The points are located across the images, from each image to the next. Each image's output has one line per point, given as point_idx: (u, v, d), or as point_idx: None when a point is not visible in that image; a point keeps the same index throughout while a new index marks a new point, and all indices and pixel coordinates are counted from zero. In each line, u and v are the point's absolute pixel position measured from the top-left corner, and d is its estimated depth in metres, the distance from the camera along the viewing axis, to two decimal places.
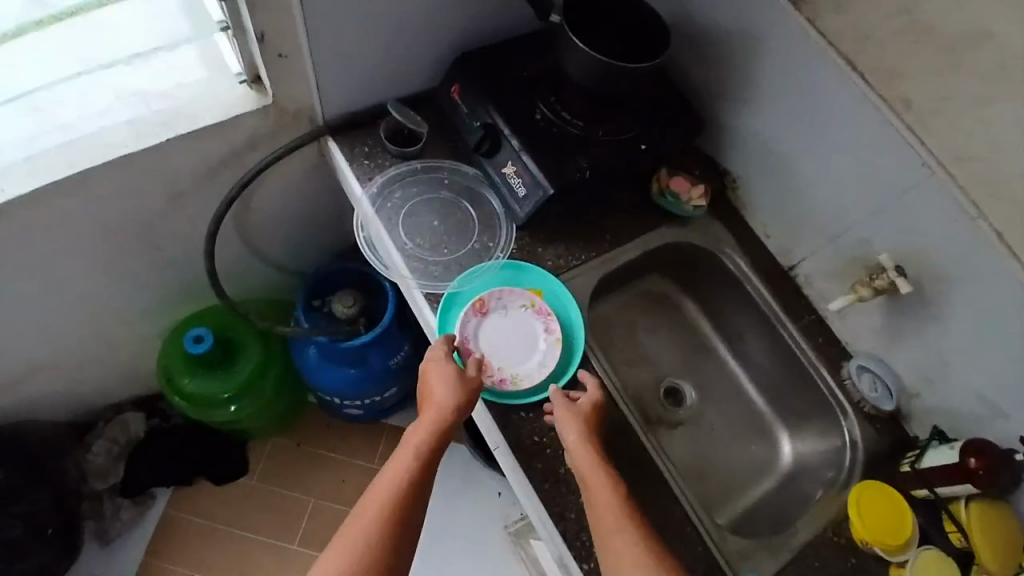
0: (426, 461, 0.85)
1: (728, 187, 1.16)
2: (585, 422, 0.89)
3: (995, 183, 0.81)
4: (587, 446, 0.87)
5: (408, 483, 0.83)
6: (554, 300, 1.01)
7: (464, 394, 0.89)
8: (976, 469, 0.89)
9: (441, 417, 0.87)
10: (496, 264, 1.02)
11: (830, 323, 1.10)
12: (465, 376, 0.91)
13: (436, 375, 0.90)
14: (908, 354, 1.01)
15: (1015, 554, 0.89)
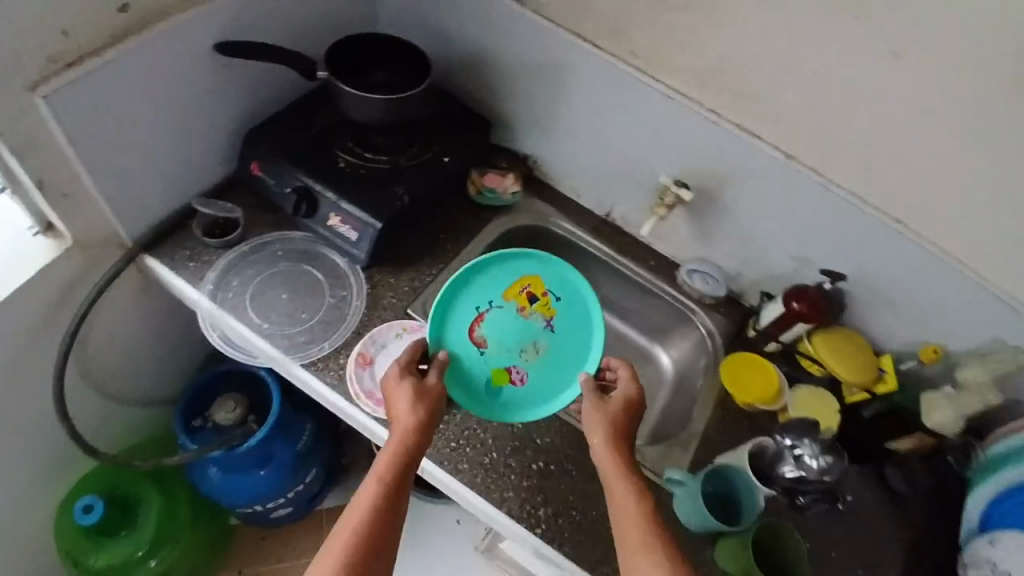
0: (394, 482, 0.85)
1: (533, 168, 1.30)
2: (613, 430, 0.90)
3: (718, 88, 1.01)
4: (614, 454, 0.88)
5: (375, 507, 0.82)
6: (543, 275, 1.04)
7: (424, 406, 0.90)
8: (802, 311, 1.10)
9: (402, 432, 0.88)
10: (463, 277, 1.03)
11: (655, 246, 1.28)
12: (427, 386, 0.93)
13: (398, 391, 0.92)
14: (720, 246, 1.21)
15: (865, 366, 1.09)
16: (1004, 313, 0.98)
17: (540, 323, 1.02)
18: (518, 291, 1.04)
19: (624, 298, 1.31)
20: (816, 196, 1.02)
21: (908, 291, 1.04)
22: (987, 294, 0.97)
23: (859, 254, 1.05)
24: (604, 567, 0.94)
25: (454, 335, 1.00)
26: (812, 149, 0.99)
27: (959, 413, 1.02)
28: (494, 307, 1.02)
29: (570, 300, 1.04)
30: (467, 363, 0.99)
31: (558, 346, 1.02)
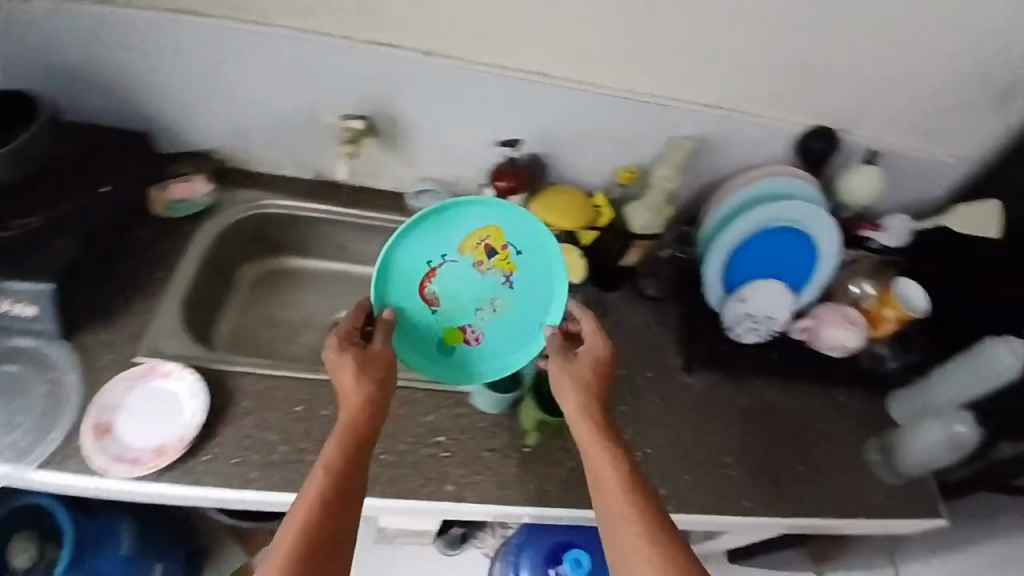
0: (353, 457, 0.85)
1: (220, 162, 1.27)
2: (589, 393, 0.95)
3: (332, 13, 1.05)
4: (590, 419, 0.93)
5: (337, 479, 0.82)
6: (502, 224, 1.06)
7: (374, 385, 0.92)
8: (511, 186, 1.15)
9: (357, 411, 0.89)
10: (405, 231, 1.03)
11: (376, 185, 1.29)
12: (371, 359, 0.95)
13: (347, 369, 0.93)
14: (428, 160, 1.24)
15: (581, 210, 1.18)
16: (645, 110, 1.13)
17: (498, 277, 1.07)
18: (478, 243, 1.06)
19: (372, 247, 1.33)
20: (463, 78, 1.10)
21: (578, 128, 1.17)
22: (623, 99, 1.12)
23: (525, 113, 1.14)
24: (427, 488, 0.99)
25: (405, 296, 1.05)
26: (437, 35, 1.06)
27: (653, 211, 1.14)
28: (449, 261, 1.06)
29: (529, 254, 1.07)
30: (422, 322, 1.06)
31: (514, 301, 1.08)
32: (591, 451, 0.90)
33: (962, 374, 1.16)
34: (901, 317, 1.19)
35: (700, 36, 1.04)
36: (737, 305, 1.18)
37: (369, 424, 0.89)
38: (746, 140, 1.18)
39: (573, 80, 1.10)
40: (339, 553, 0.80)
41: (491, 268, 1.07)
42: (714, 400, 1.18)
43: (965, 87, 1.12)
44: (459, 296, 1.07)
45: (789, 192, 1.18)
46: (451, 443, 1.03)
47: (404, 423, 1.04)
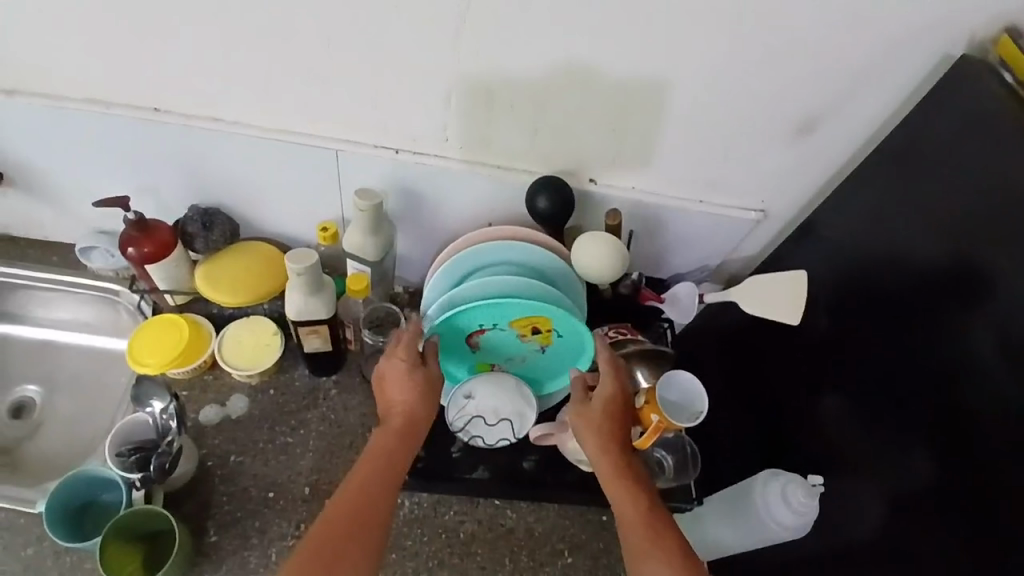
0: (385, 478, 0.76)
1: None
2: (609, 423, 0.85)
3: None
4: (609, 453, 0.83)
5: (359, 505, 0.73)
6: (553, 317, 0.89)
7: (423, 397, 0.83)
8: (147, 252, 0.91)
9: (402, 422, 0.82)
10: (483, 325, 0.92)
11: (51, 239, 1.09)
12: (423, 377, 0.84)
13: (399, 381, 0.83)
14: (92, 212, 1.03)
15: (260, 279, 0.96)
16: (314, 158, 0.89)
17: (535, 347, 0.96)
18: (525, 320, 0.92)
19: (62, 312, 1.10)
20: (70, 123, 0.88)
21: (244, 177, 0.93)
22: (278, 147, 0.88)
23: (168, 162, 0.92)
24: None
25: (450, 337, 0.93)
26: (23, 70, 0.83)
27: (308, 292, 0.83)
28: (496, 329, 0.92)
29: (573, 337, 0.94)
30: (455, 354, 0.97)
31: (542, 360, 0.99)
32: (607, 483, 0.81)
33: (759, 536, 0.86)
34: (660, 423, 0.90)
35: (341, 69, 0.79)
36: (462, 401, 0.95)
37: (404, 446, 0.80)
38: (459, 192, 0.92)
39: (204, 122, 0.86)
40: (354, 568, 0.69)
41: (531, 338, 0.95)
42: (424, 527, 0.95)
43: (726, 128, 0.84)
44: (497, 346, 0.96)
45: (526, 263, 0.91)
46: None
47: None
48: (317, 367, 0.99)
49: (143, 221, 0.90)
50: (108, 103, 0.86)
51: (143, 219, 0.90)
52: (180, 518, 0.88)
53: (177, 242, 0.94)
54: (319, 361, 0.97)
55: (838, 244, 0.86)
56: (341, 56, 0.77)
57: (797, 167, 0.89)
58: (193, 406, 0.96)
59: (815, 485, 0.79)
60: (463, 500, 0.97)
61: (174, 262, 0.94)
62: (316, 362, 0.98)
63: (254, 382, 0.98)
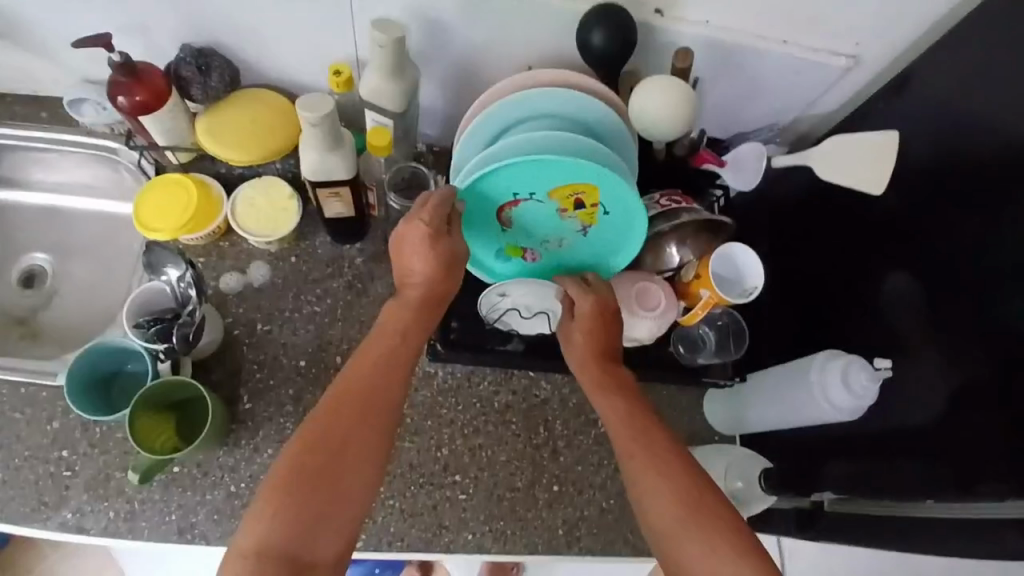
0: (395, 364, 0.70)
1: None
2: (590, 335, 0.79)
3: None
4: (591, 367, 0.78)
5: (367, 390, 0.67)
6: (601, 185, 0.79)
7: (444, 273, 0.75)
8: (140, 100, 0.80)
9: (418, 302, 0.75)
10: (518, 196, 0.82)
11: (35, 92, 0.97)
12: (448, 249, 0.75)
13: (418, 250, 0.74)
14: (71, 58, 0.90)
15: (271, 134, 0.85)
16: None
17: (575, 226, 0.87)
18: (570, 192, 0.82)
19: (61, 175, 1.01)
20: None
21: (235, 9, 0.78)
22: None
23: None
24: (40, 515, 0.81)
25: (481, 208, 0.84)
26: None
27: (326, 147, 0.73)
28: (533, 200, 0.83)
29: (618, 217, 0.84)
30: (485, 234, 0.89)
31: (581, 245, 0.90)
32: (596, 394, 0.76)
33: (805, 410, 0.84)
34: (711, 299, 0.86)
35: None
36: (497, 299, 0.89)
37: (416, 328, 0.74)
38: (491, 26, 0.77)
39: None
40: (360, 453, 0.65)
41: (572, 216, 0.86)
42: (457, 397, 0.93)
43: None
44: (533, 224, 0.88)
45: (582, 120, 0.79)
46: (77, 458, 0.83)
47: (27, 428, 0.84)
48: (340, 235, 0.91)
49: (129, 63, 0.78)
50: None
51: (130, 59, 0.78)
52: (210, 386, 0.86)
53: (172, 89, 0.82)
54: (341, 228, 0.90)
55: (942, 93, 0.71)
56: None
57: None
58: (211, 274, 0.90)
59: (882, 372, 0.75)
60: (497, 371, 0.94)
61: (173, 113, 0.83)
62: (338, 230, 0.90)
63: (273, 249, 0.92)
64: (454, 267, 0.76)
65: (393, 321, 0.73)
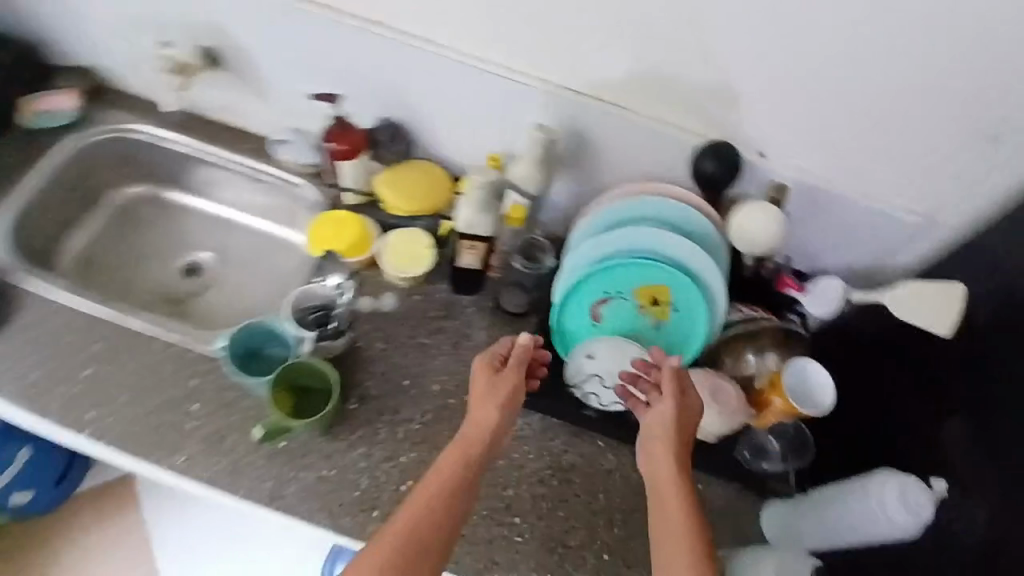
0: (454, 501, 0.78)
1: (104, 81, 1.22)
2: (679, 441, 0.84)
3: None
4: (667, 468, 0.82)
5: (427, 519, 0.75)
6: (671, 284, 0.96)
7: (503, 422, 0.85)
8: (343, 150, 1.05)
9: (478, 444, 0.83)
10: (602, 293, 0.98)
11: (248, 128, 1.21)
12: (509, 404, 0.86)
13: (486, 396, 0.86)
14: (288, 107, 1.14)
15: (428, 193, 1.06)
16: (503, 90, 0.97)
17: (650, 325, 1.00)
18: (647, 290, 0.97)
19: (243, 194, 1.25)
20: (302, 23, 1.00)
21: (435, 98, 1.02)
22: (467, 70, 0.96)
23: (371, 73, 1.03)
24: (161, 454, 0.92)
25: (574, 305, 1.00)
26: None
27: (480, 205, 0.99)
28: (618, 298, 0.98)
29: (687, 316, 0.98)
30: (575, 332, 1.02)
31: (655, 347, 1.01)
32: (661, 498, 0.80)
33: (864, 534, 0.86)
34: (783, 406, 0.96)
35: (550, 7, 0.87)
36: (582, 361, 0.99)
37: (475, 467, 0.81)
38: (626, 144, 0.97)
39: (415, 41, 0.97)
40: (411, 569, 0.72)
41: (648, 314, 0.99)
42: (531, 446, 1.02)
43: (905, 116, 0.84)
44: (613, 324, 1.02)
45: (675, 224, 0.96)
46: (202, 413, 0.96)
47: (168, 378, 0.98)
48: (459, 287, 1.08)
49: (345, 125, 1.06)
50: (339, 12, 0.98)
51: (350, 122, 1.06)
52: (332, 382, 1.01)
53: (365, 146, 1.07)
54: (464, 281, 1.07)
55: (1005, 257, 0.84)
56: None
57: (980, 176, 0.86)
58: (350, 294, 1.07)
59: (939, 495, 0.79)
60: (570, 432, 1.03)
61: (362, 164, 1.07)
62: (459, 282, 1.08)
63: (404, 286, 1.09)
64: (513, 413, 0.87)
65: (456, 456, 0.81)
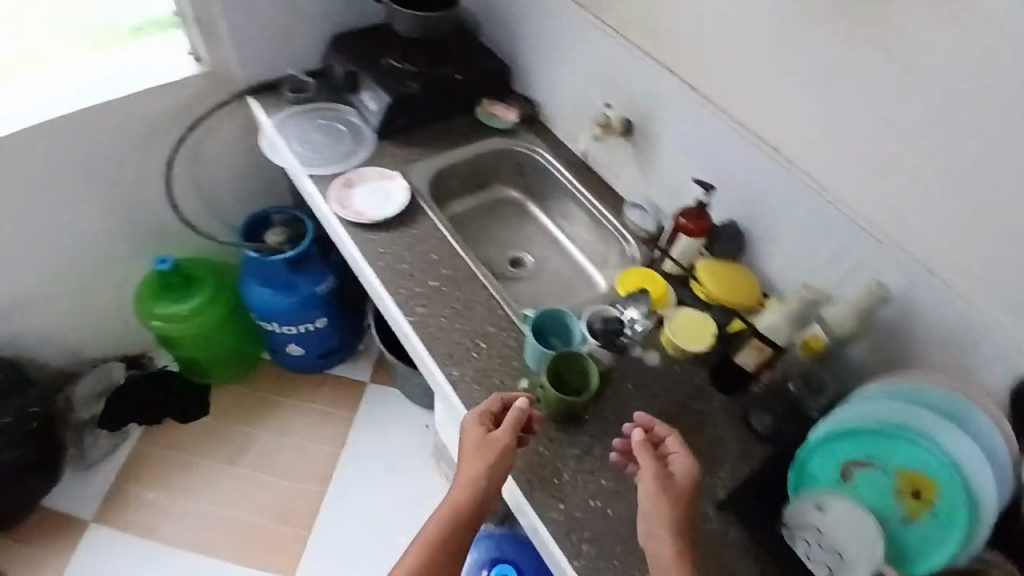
0: (467, 524, 0.98)
1: (536, 111, 1.61)
2: (674, 512, 0.93)
3: (649, 29, 1.25)
4: (666, 533, 0.92)
5: (449, 536, 0.96)
6: (942, 483, 0.93)
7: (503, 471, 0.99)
8: (688, 227, 1.24)
9: (493, 482, 0.98)
10: (865, 456, 0.99)
11: (614, 186, 1.50)
12: (493, 463, 0.99)
13: (475, 455, 0.99)
14: (658, 184, 1.39)
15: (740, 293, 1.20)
16: (862, 248, 1.06)
17: (901, 514, 0.96)
18: (913, 477, 0.96)
19: (582, 230, 1.56)
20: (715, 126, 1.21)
21: (790, 228, 1.17)
22: (837, 220, 1.08)
23: (746, 186, 1.20)
24: (448, 363, 1.18)
25: (829, 452, 1.02)
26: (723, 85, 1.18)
27: (789, 317, 1.12)
28: (879, 469, 0.98)
29: (947, 525, 0.93)
30: (820, 479, 1.03)
31: (895, 539, 0.97)
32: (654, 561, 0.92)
33: None
34: None
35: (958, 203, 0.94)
36: (810, 509, 0.99)
37: (489, 496, 0.99)
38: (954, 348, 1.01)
39: (804, 177, 1.11)
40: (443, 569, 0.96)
41: (902, 502, 0.97)
42: (716, 550, 1.03)
43: None
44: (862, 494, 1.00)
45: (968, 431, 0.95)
46: (486, 352, 1.20)
47: (476, 318, 1.24)
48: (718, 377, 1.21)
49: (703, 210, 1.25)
50: (754, 132, 1.16)
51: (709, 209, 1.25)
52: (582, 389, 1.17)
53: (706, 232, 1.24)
54: (731, 376, 1.20)
55: None
56: (964, 196, 0.92)
57: None
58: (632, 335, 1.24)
59: None
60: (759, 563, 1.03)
61: (697, 244, 1.25)
62: (723, 373, 1.20)
63: (673, 353, 1.23)
64: None
65: (463, 490, 0.98)
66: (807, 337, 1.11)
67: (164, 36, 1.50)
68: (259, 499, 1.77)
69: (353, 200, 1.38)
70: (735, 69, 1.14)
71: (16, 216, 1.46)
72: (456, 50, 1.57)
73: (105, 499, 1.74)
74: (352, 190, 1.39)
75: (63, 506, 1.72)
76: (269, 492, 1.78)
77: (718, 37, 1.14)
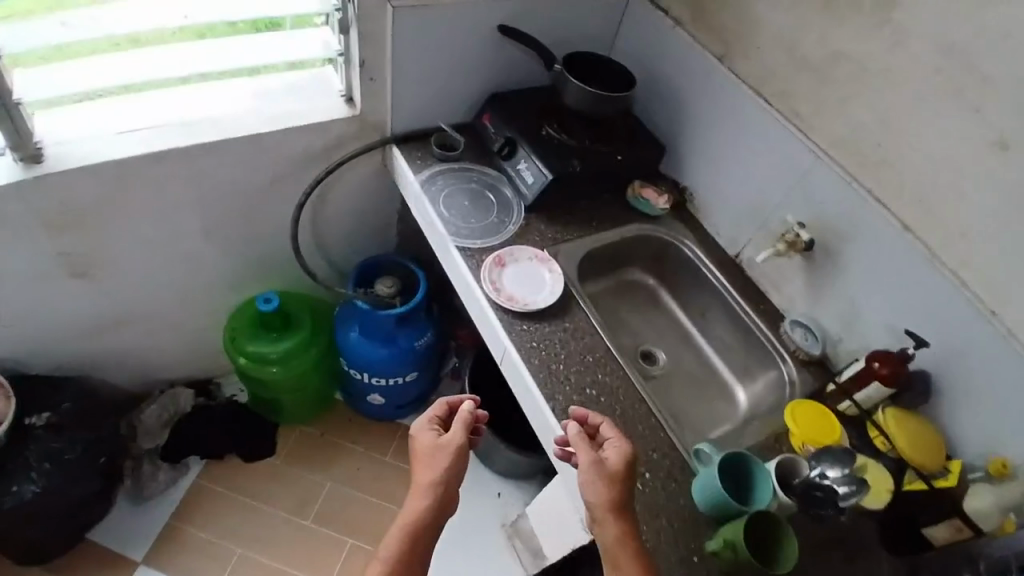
0: (428, 520, 0.99)
1: (686, 199, 1.53)
2: (610, 486, 0.95)
3: (853, 150, 1.18)
4: (608, 498, 0.94)
5: (416, 532, 0.98)
6: None
7: (430, 469, 1.04)
8: (881, 370, 1.15)
9: (416, 488, 1.02)
10: None
11: (771, 296, 1.41)
12: (454, 460, 1.05)
13: (425, 463, 1.05)
14: (829, 310, 1.30)
15: (930, 454, 1.12)
16: None
17: None
18: None
19: (724, 332, 1.45)
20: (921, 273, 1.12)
21: (994, 397, 1.07)
22: None
23: (947, 341, 1.11)
24: None
25: None
26: (942, 233, 1.09)
27: (999, 503, 1.03)
28: None
29: None
30: None
31: None
32: (599, 525, 0.93)
33: None
34: None
35: None
36: None
37: (446, 494, 1.02)
38: None
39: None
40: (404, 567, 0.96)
41: None
42: None
43: None
44: None
45: None
46: (651, 483, 1.08)
47: (638, 440, 1.13)
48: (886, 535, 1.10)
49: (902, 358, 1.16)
50: (971, 288, 1.07)
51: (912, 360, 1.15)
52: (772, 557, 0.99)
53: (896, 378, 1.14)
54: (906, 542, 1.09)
55: None
56: None
57: None
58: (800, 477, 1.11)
59: None
60: None
61: (885, 391, 1.16)
62: (891, 533, 1.10)
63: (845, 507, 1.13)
64: (445, 456, 1.05)
65: (422, 491, 1.02)
66: (1002, 520, 1.03)
67: (306, 71, 1.41)
68: (322, 558, 1.62)
69: (506, 282, 1.28)
70: (963, 220, 1.06)
71: (130, 235, 1.34)
72: (617, 127, 1.50)
73: (157, 541, 1.58)
74: (505, 270, 1.29)
75: (110, 543, 1.55)
76: (335, 548, 1.64)
77: (935, 176, 1.08)
